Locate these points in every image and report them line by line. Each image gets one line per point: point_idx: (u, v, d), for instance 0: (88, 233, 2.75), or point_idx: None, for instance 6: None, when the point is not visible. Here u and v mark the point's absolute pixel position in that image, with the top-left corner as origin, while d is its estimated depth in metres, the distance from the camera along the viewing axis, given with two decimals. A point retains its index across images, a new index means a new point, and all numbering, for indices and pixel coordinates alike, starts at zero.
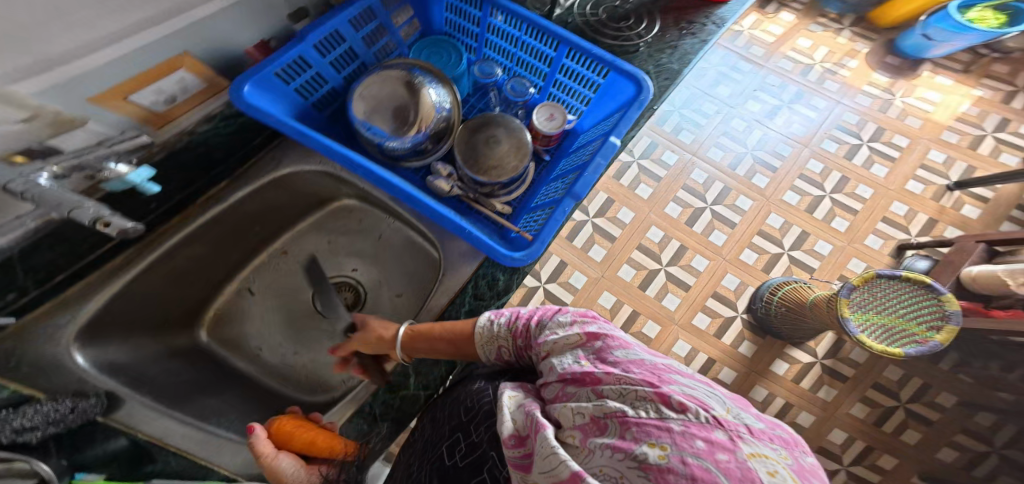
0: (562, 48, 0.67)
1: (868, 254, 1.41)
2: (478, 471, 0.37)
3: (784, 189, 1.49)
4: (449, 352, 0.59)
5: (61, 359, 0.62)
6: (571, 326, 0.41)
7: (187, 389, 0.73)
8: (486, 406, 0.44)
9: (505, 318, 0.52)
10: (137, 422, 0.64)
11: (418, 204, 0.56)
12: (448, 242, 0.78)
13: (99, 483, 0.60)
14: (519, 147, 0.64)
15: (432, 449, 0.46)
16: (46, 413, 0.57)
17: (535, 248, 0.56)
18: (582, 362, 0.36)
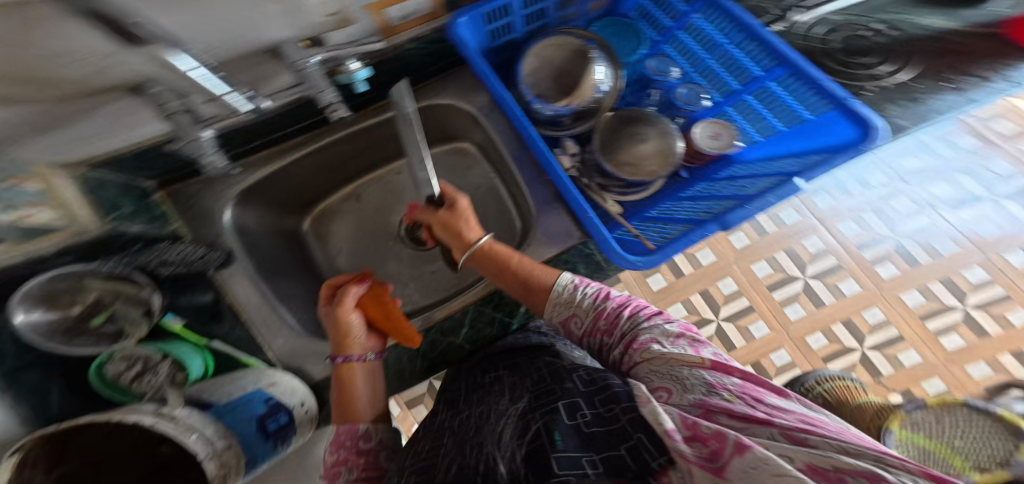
0: (777, 70, 0.69)
1: (959, 379, 1.39)
2: (624, 440, 0.40)
3: (907, 288, 1.47)
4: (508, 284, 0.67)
5: (213, 210, 0.76)
6: (681, 344, 0.50)
7: (282, 266, 0.84)
8: (608, 396, 0.49)
9: (596, 294, 0.63)
10: (233, 283, 0.73)
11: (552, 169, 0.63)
12: (545, 218, 0.80)
13: (178, 330, 0.68)
14: (663, 153, 0.67)
15: (539, 411, 0.50)
16: (184, 255, 0.70)
17: (655, 259, 0.59)
18: (722, 388, 0.42)
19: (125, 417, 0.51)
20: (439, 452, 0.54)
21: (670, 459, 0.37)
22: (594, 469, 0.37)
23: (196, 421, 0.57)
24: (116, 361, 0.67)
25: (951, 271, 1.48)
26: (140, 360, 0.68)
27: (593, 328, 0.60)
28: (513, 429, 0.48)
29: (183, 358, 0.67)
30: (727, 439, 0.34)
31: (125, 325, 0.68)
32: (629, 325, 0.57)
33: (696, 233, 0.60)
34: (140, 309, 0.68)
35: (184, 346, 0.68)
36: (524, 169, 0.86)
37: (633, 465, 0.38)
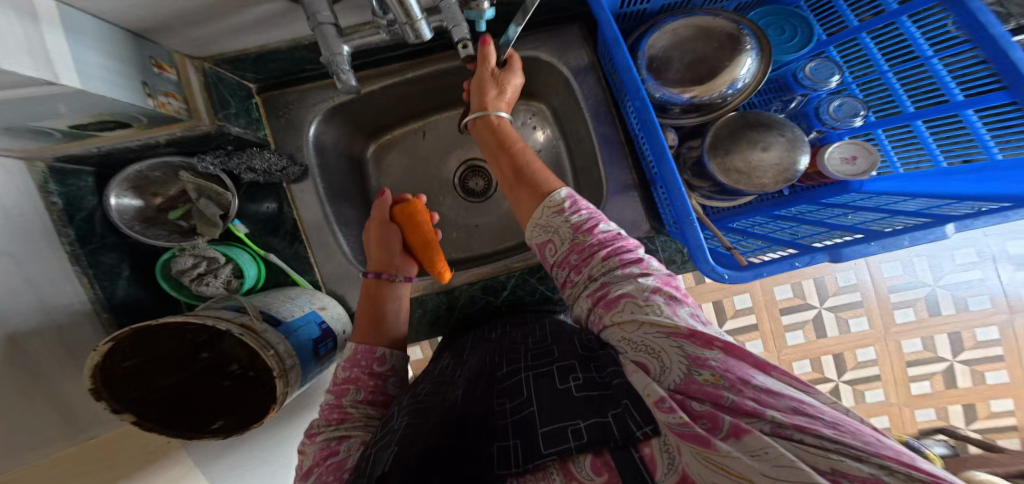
0: (993, 95, 0.58)
1: (900, 417, 1.54)
2: (615, 407, 0.42)
3: (909, 335, 1.50)
4: (503, 161, 0.68)
5: (302, 127, 0.77)
6: (655, 301, 0.47)
7: (344, 191, 0.85)
8: (601, 363, 0.50)
9: (581, 224, 0.57)
10: (301, 202, 0.78)
11: (660, 158, 0.62)
12: (614, 202, 0.82)
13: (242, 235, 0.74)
14: (781, 170, 0.66)
15: (534, 369, 0.53)
16: (270, 162, 0.72)
17: (745, 275, 0.62)
18: (702, 371, 0.40)
19: (220, 324, 0.56)
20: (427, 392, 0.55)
21: (654, 430, 0.39)
22: (577, 439, 0.40)
23: (276, 339, 0.63)
24: (185, 257, 0.68)
25: (965, 328, 1.50)
26: (206, 260, 0.69)
27: (565, 261, 0.57)
28: (507, 388, 0.52)
29: (245, 265, 0.72)
30: (722, 430, 0.36)
31: (201, 224, 0.71)
32: (604, 268, 0.53)
33: (801, 257, 0.61)
34: (219, 211, 0.71)
35: (244, 254, 0.73)
36: (607, 147, 0.83)
37: (616, 433, 0.39)
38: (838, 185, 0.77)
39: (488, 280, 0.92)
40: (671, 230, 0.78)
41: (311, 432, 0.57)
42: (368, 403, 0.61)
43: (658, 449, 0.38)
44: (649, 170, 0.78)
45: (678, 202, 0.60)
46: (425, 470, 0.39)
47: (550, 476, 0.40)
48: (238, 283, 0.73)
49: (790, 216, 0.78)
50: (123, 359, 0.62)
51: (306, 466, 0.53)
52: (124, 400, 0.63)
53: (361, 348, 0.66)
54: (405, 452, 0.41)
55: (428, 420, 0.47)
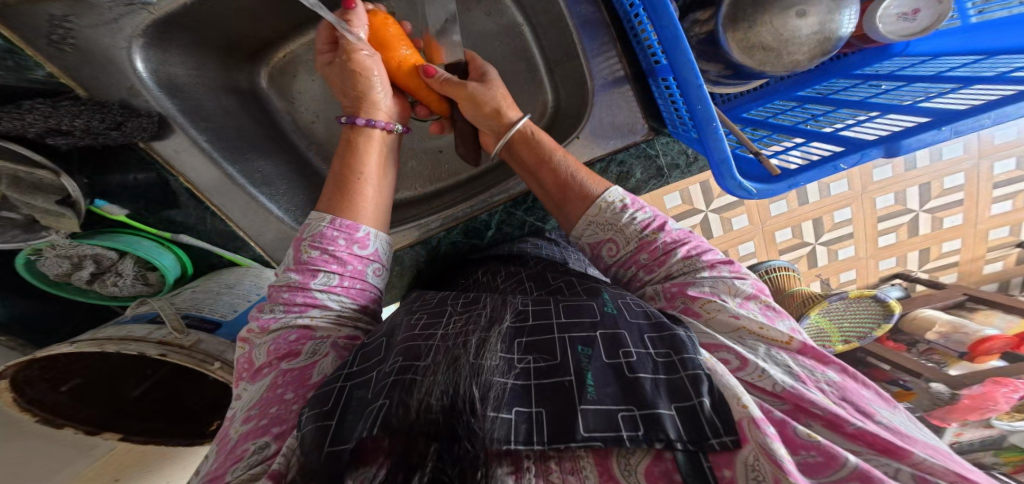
0: None
1: (868, 270, 1.49)
2: (683, 396, 0.31)
3: (886, 190, 1.37)
4: (549, 180, 0.53)
5: (121, 66, 0.51)
6: (751, 301, 0.41)
7: (245, 139, 0.64)
8: (660, 336, 0.37)
9: (649, 222, 0.47)
10: (180, 162, 0.59)
11: (673, 50, 0.42)
12: (601, 99, 0.68)
13: (122, 219, 0.60)
14: (822, 38, 0.50)
15: (572, 329, 0.38)
16: (88, 118, 0.50)
17: (777, 187, 0.53)
18: (817, 386, 0.33)
19: (125, 349, 0.48)
20: (440, 326, 0.42)
21: (737, 442, 0.28)
22: (632, 431, 0.29)
23: (219, 349, 0.54)
24: (51, 259, 0.57)
25: (932, 178, 1.36)
26: (93, 258, 0.59)
27: (632, 261, 0.47)
28: (533, 340, 0.38)
29: (150, 255, 0.61)
30: (843, 471, 0.26)
31: (41, 217, 0.53)
32: (685, 267, 0.44)
33: (847, 158, 0.50)
34: (56, 196, 0.53)
35: (144, 242, 0.61)
36: (584, 39, 0.65)
37: (682, 431, 0.29)
38: (877, 53, 0.63)
39: (469, 223, 0.83)
40: (679, 130, 0.64)
41: (263, 319, 0.44)
42: (344, 292, 0.47)
43: (742, 471, 0.27)
44: (646, 59, 0.61)
45: (698, 106, 0.44)
46: (423, 440, 0.27)
47: (580, 462, 0.29)
48: (154, 273, 0.65)
49: (821, 97, 0.65)
50: (59, 385, 0.58)
51: (257, 362, 0.41)
52: (94, 420, 0.62)
53: (341, 220, 0.49)
54: (411, 417, 0.28)
55: (435, 364, 0.33)
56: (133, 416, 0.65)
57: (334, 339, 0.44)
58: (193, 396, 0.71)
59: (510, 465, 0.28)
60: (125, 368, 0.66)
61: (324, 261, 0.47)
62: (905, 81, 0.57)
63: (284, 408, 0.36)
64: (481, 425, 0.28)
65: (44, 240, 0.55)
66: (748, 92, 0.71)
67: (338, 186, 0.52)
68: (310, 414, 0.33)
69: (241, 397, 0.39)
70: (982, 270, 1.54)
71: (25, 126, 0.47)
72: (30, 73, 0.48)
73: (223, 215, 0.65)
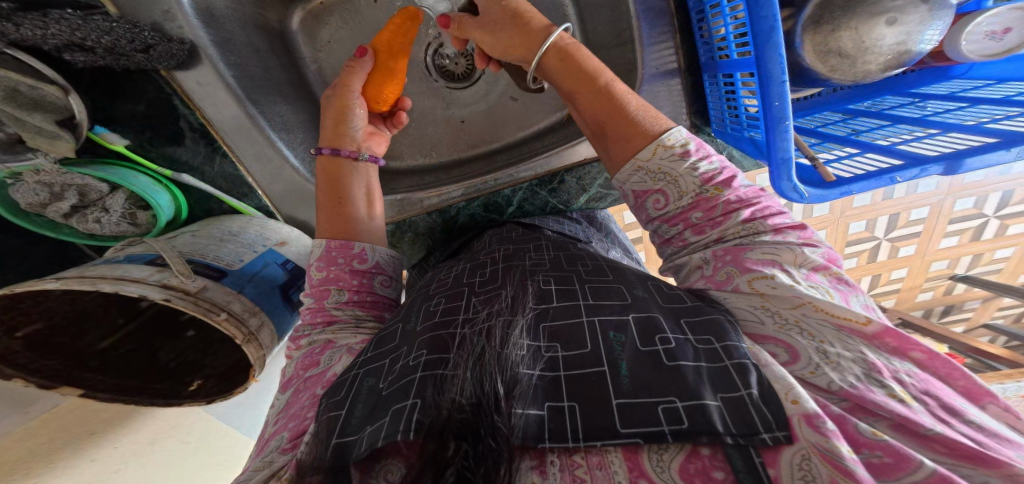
0: None
1: None
2: (731, 387, 0.27)
3: (861, 216, 1.32)
4: (596, 107, 0.44)
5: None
6: (813, 277, 0.33)
7: (272, 85, 0.60)
8: (698, 321, 0.33)
9: (713, 174, 0.39)
10: (201, 96, 0.55)
11: (762, 40, 0.39)
12: (647, 90, 0.65)
13: (122, 151, 0.55)
14: (899, 52, 0.48)
15: (601, 311, 0.35)
16: (115, 38, 0.47)
17: (830, 194, 0.53)
18: (891, 379, 0.27)
19: (125, 291, 0.43)
20: (463, 309, 0.39)
21: (789, 438, 0.24)
22: (677, 424, 0.25)
23: (221, 298, 0.50)
24: (27, 185, 0.50)
25: (902, 209, 1.30)
26: (77, 190, 0.52)
27: (681, 219, 0.40)
28: (558, 325, 0.34)
29: (146, 193, 0.55)
30: (917, 474, 0.22)
31: (29, 137, 0.47)
32: (744, 231, 0.37)
33: (904, 172, 0.50)
34: (56, 115, 0.48)
35: (139, 176, 0.55)
36: (644, 25, 0.62)
37: (728, 423, 0.25)
38: (936, 74, 0.61)
39: (492, 196, 0.81)
40: (727, 129, 0.63)
41: (297, 335, 0.44)
42: (357, 305, 0.45)
43: (789, 469, 0.24)
44: (709, 53, 0.59)
45: (775, 102, 0.42)
46: (452, 441, 0.24)
47: (609, 459, 0.25)
48: (144, 215, 0.59)
49: (871, 112, 0.63)
50: (15, 329, 0.50)
51: (288, 374, 0.40)
52: (53, 371, 0.53)
53: (335, 242, 0.47)
54: (443, 414, 0.25)
55: (463, 355, 0.30)
56: (97, 370, 0.57)
57: (352, 344, 0.40)
58: (169, 350, 0.64)
59: (534, 459, 0.26)
60: (95, 315, 0.59)
61: (332, 280, 0.45)
62: (969, 102, 0.55)
63: (301, 403, 0.34)
64: (508, 423, 0.25)
65: (28, 163, 0.49)
66: (796, 100, 0.69)
67: (327, 214, 0.50)
68: (325, 405, 0.31)
69: (275, 406, 0.38)
70: (916, 299, 1.54)
71: (43, 38, 0.44)
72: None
73: (235, 158, 0.61)
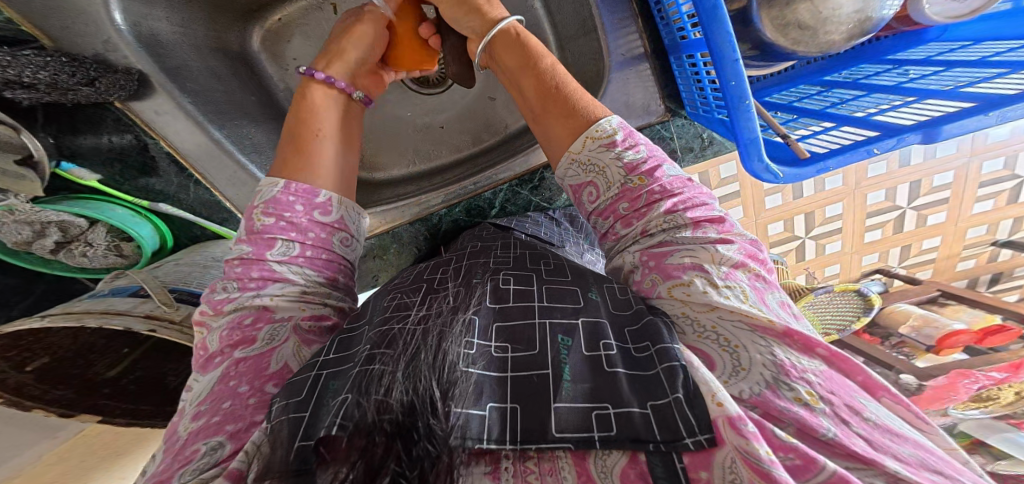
0: None
1: (850, 264, 1.32)
2: (659, 391, 0.26)
3: (879, 186, 1.15)
4: (547, 97, 0.42)
5: (95, 16, 0.47)
6: (733, 274, 0.33)
7: (236, 106, 0.59)
8: (639, 327, 0.32)
9: (638, 164, 0.38)
10: (163, 125, 0.53)
11: (711, 19, 0.38)
12: (618, 78, 0.64)
13: (95, 185, 0.54)
14: (861, 20, 0.46)
15: (553, 314, 0.34)
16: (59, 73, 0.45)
17: (806, 172, 0.51)
18: (802, 380, 0.27)
19: (108, 324, 0.41)
20: (414, 306, 0.38)
21: (714, 441, 0.24)
22: (605, 431, 0.25)
23: None
24: (9, 224, 0.50)
25: (924, 176, 1.14)
26: (56, 227, 0.52)
27: (611, 211, 0.39)
28: (509, 325, 0.33)
29: (126, 225, 0.54)
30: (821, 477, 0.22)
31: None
32: (666, 224, 0.36)
33: (882, 142, 0.47)
34: (15, 155, 0.47)
35: (118, 208, 0.55)
36: (609, 13, 0.61)
37: (656, 430, 0.24)
38: (910, 38, 0.59)
39: (473, 200, 0.79)
40: (699, 111, 0.61)
41: (217, 299, 0.39)
42: (307, 262, 0.42)
43: (719, 474, 0.23)
44: (671, 35, 0.57)
45: (731, 82, 0.40)
46: (382, 443, 0.22)
47: (558, 465, 0.25)
48: (131, 246, 0.58)
49: (848, 82, 0.61)
50: (22, 364, 0.49)
51: (211, 349, 0.36)
52: (68, 401, 0.53)
53: (297, 185, 0.43)
54: (370, 416, 0.23)
55: (398, 354, 0.28)
56: (111, 397, 0.56)
57: (298, 322, 0.39)
58: (175, 373, 0.62)
59: (487, 464, 0.24)
60: (99, 346, 0.57)
61: (280, 229, 0.41)
62: (945, 66, 0.53)
63: (239, 402, 0.31)
64: (444, 427, 0.23)
65: (2, 204, 0.48)
66: (772, 75, 0.67)
67: (292, 142, 0.47)
68: (281, 406, 0.29)
69: (192, 390, 0.35)
70: (956, 268, 1.35)
71: None
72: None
73: (208, 183, 0.59)
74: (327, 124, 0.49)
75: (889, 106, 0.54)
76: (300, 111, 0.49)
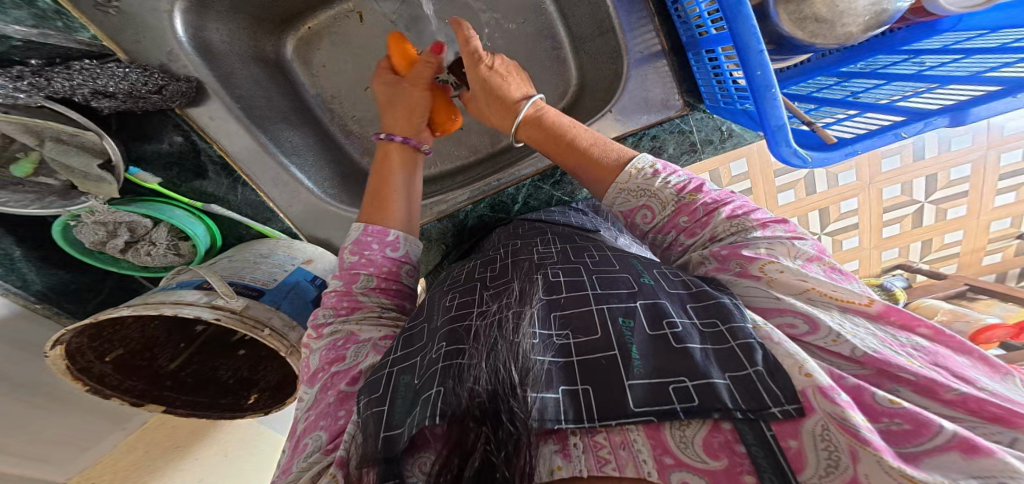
0: None
1: (870, 261, 1.32)
2: (744, 361, 0.29)
3: (892, 181, 1.16)
4: (580, 153, 0.49)
5: (155, 30, 0.50)
6: (804, 267, 0.36)
7: (275, 109, 0.62)
8: (703, 305, 0.35)
9: (684, 185, 0.45)
10: (216, 130, 0.57)
11: (736, 12, 0.40)
12: (634, 75, 0.66)
13: (156, 188, 0.57)
14: (876, 12, 0.48)
15: (608, 299, 0.37)
16: (132, 82, 0.49)
17: (834, 156, 0.51)
18: (903, 349, 0.29)
19: (182, 312, 0.46)
20: (478, 303, 0.41)
21: (802, 411, 0.25)
22: (686, 402, 0.27)
23: (265, 315, 0.51)
24: (87, 225, 0.54)
25: (940, 169, 1.14)
26: (124, 227, 0.55)
27: (671, 226, 0.44)
28: (568, 314, 0.36)
29: (184, 225, 0.57)
30: (938, 439, 0.23)
31: (79, 182, 0.50)
32: (732, 228, 0.41)
33: (909, 126, 0.47)
34: (98, 159, 0.50)
35: (177, 210, 0.58)
36: (625, 13, 0.64)
37: (739, 400, 0.27)
38: (924, 29, 0.61)
39: (496, 197, 0.81)
40: (720, 104, 0.63)
41: (317, 324, 0.43)
42: (382, 293, 0.46)
43: (810, 441, 0.25)
44: (688, 32, 0.60)
45: (756, 72, 0.42)
46: (470, 424, 0.26)
47: (630, 437, 0.27)
48: (188, 245, 0.61)
49: (864, 72, 0.63)
50: (103, 354, 0.54)
51: (312, 367, 0.39)
52: (138, 391, 0.57)
53: (371, 227, 0.49)
54: (462, 404, 0.27)
55: (480, 347, 0.32)
56: (172, 389, 0.60)
57: (376, 341, 0.40)
58: (228, 367, 0.64)
59: (556, 443, 0.27)
60: (160, 340, 0.61)
61: (362, 264, 0.46)
62: (961, 54, 0.54)
63: (324, 401, 0.35)
64: (522, 409, 0.26)
65: (83, 205, 0.51)
66: (788, 69, 0.70)
67: (371, 199, 0.52)
68: (365, 401, 0.33)
69: (301, 400, 0.38)
70: (982, 262, 1.33)
71: (71, 90, 0.46)
72: (77, 34, 0.48)
73: (253, 184, 0.62)
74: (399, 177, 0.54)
75: (912, 92, 0.54)
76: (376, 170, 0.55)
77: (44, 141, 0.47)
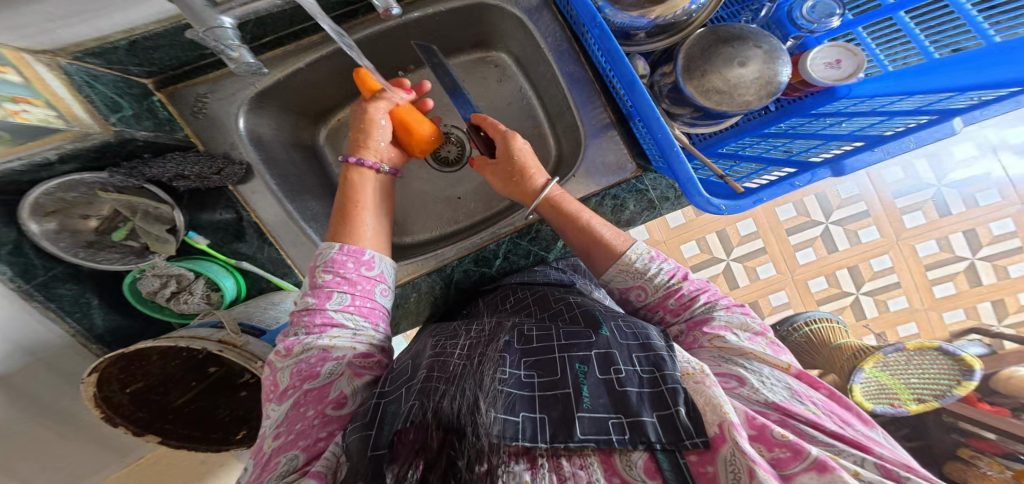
0: None
1: (930, 324, 1.54)
2: (663, 404, 0.38)
3: (923, 238, 1.53)
4: (578, 224, 0.61)
5: (219, 126, 0.67)
6: (754, 335, 0.48)
7: (303, 186, 0.76)
8: (647, 355, 0.43)
9: (674, 272, 0.57)
10: (256, 202, 0.71)
11: (632, 90, 0.55)
12: (592, 144, 0.81)
13: (204, 248, 0.70)
14: (764, 80, 0.61)
15: (571, 349, 0.44)
16: (200, 167, 0.64)
17: (744, 203, 0.60)
18: (811, 402, 0.40)
19: (193, 343, 0.55)
20: (460, 344, 0.50)
21: (706, 442, 0.35)
22: (620, 435, 0.36)
23: (260, 350, 0.61)
24: (148, 278, 0.65)
25: (976, 223, 1.52)
26: (173, 278, 0.67)
27: (661, 305, 0.56)
28: (536, 358, 0.44)
29: (218, 277, 0.70)
30: (804, 463, 0.33)
31: (150, 243, 0.65)
32: (705, 308, 0.53)
33: (801, 176, 0.57)
34: (166, 225, 0.65)
35: (214, 266, 0.71)
36: (578, 94, 0.80)
37: (662, 435, 0.36)
38: (826, 96, 0.74)
39: (480, 252, 0.91)
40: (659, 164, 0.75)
41: (287, 341, 0.52)
42: (356, 310, 0.55)
43: (722, 466, 0.34)
44: (623, 105, 0.74)
45: (660, 136, 0.55)
46: (434, 437, 0.34)
47: (588, 459, 0.36)
48: (218, 295, 0.73)
49: (781, 132, 0.75)
50: (125, 385, 0.62)
51: (285, 383, 0.49)
52: (143, 422, 0.65)
53: (348, 248, 0.58)
54: (430, 418, 0.36)
55: (453, 378, 0.40)
56: (172, 422, 0.68)
57: (351, 360, 0.51)
58: (226, 406, 0.73)
59: (527, 463, 0.35)
60: (176, 377, 0.68)
61: (336, 282, 0.55)
62: (847, 117, 0.66)
63: (308, 424, 0.44)
64: (477, 429, 0.34)
65: (150, 262, 0.65)
66: (722, 131, 0.80)
67: (339, 220, 0.62)
68: (351, 428, 0.40)
69: (272, 415, 0.47)
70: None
71: (162, 174, 0.62)
72: (176, 134, 0.65)
73: (278, 246, 0.74)
74: (367, 198, 0.65)
75: (809, 147, 0.66)
76: (343, 192, 0.65)
77: (136, 213, 0.63)
